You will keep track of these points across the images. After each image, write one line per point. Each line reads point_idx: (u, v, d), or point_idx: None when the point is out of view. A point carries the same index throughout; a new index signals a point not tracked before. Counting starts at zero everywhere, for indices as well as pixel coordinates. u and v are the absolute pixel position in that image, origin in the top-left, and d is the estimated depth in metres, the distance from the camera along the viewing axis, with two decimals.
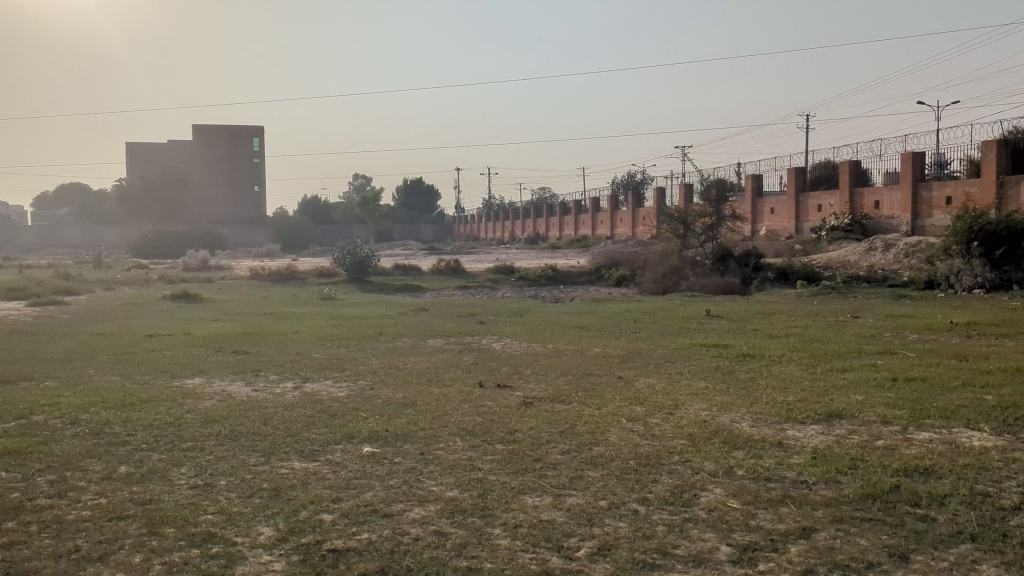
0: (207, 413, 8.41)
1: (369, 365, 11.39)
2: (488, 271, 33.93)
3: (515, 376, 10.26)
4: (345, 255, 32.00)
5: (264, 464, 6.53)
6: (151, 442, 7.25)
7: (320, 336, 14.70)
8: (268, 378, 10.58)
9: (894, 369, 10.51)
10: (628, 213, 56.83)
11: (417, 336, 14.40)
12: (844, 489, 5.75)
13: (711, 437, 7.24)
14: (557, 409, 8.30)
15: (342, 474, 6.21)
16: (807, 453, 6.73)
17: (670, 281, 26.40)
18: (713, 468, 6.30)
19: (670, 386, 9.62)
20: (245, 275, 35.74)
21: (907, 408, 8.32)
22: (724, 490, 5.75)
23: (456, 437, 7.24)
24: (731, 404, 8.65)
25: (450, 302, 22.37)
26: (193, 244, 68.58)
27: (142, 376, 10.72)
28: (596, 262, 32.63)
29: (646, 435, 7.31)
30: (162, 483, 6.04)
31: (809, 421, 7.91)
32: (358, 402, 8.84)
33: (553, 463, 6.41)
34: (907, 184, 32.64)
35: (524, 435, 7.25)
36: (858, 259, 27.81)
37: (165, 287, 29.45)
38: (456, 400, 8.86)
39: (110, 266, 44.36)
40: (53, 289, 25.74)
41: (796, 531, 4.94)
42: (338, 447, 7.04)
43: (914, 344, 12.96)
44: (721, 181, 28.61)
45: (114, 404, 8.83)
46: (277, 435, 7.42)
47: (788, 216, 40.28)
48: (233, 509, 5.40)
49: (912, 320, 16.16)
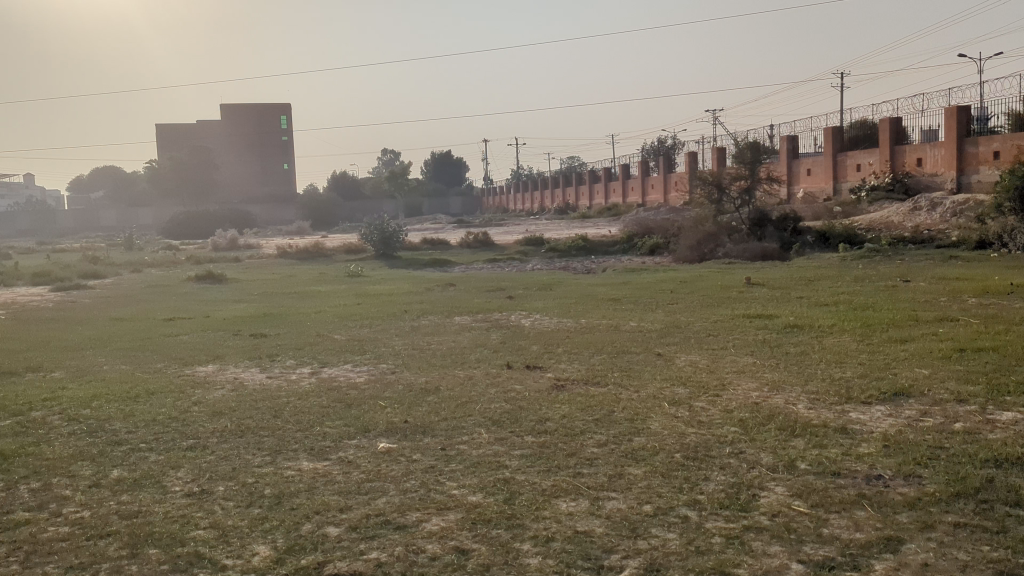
0: (214, 405, 7.81)
1: (391, 347, 10.76)
2: (518, 243, 33.14)
3: (545, 356, 9.54)
4: (371, 230, 31.36)
5: (268, 464, 5.90)
6: (151, 440, 6.66)
7: (341, 316, 14.11)
8: (284, 363, 9.98)
9: (960, 338, 9.64)
10: (659, 178, 55.62)
11: (443, 314, 13.74)
12: (927, 486, 4.98)
13: (765, 423, 6.47)
14: (592, 393, 7.58)
15: (354, 476, 5.55)
16: (877, 441, 5.94)
17: (706, 248, 25.39)
18: (773, 461, 5.54)
19: (714, 364, 8.85)
20: (273, 253, 35.39)
21: (981, 383, 7.50)
22: (787, 489, 5.01)
23: (482, 428, 6.59)
24: (783, 383, 7.88)
25: (479, 276, 21.66)
26: (224, 224, 68.45)
27: (153, 365, 10.16)
28: (628, 230, 31.68)
29: (691, 422, 6.56)
30: (155, 491, 5.43)
31: (874, 401, 7.11)
32: (377, 389, 8.21)
33: (590, 458, 5.70)
34: (952, 140, 31.15)
35: (556, 425, 6.56)
36: (902, 219, 26.62)
37: (194, 268, 29.20)
38: (482, 383, 8.20)
39: (139, 248, 44.22)
40: (79, 273, 25.58)
41: (878, 541, 4.23)
42: (351, 443, 6.38)
43: (975, 309, 12.06)
44: (757, 141, 27.28)
45: (120, 396, 8.28)
46: (288, 430, 6.80)
47: (825, 176, 38.89)
48: (227, 523, 4.77)
49: (967, 283, 15.20)
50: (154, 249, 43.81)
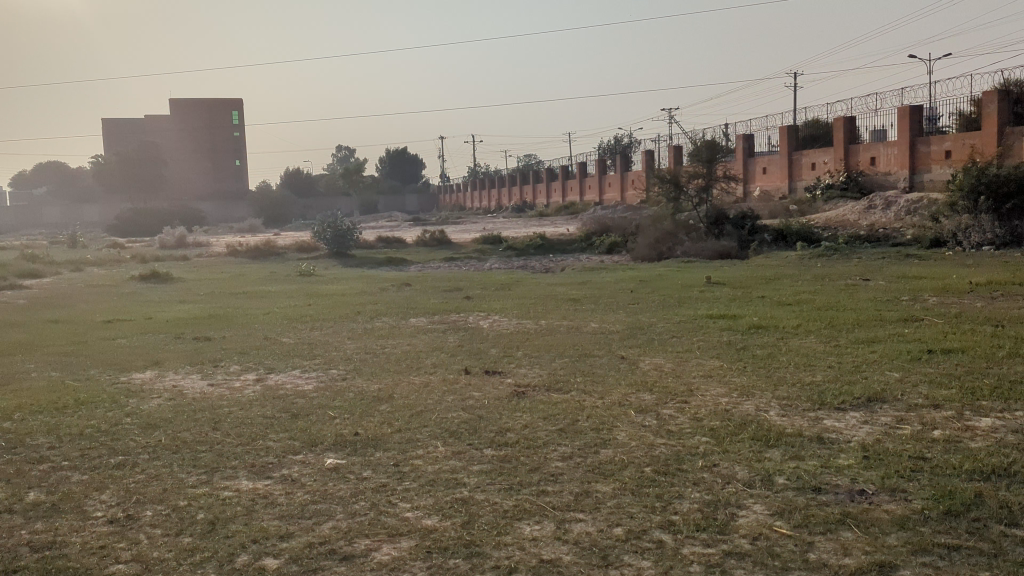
0: (149, 416, 7.25)
1: (343, 351, 10.25)
2: (475, 241, 32.65)
3: (505, 359, 9.13)
4: (325, 228, 30.59)
5: (202, 485, 5.42)
6: (75, 458, 6.12)
7: (291, 318, 13.53)
8: (228, 369, 9.43)
9: (927, 339, 9.43)
10: (616, 177, 55.59)
11: (398, 315, 13.24)
12: (915, 503, 4.64)
13: (738, 432, 6.13)
14: (555, 400, 7.20)
15: (297, 497, 5.08)
16: (855, 451, 5.64)
17: (665, 247, 25.21)
18: (749, 475, 5.20)
19: (681, 367, 8.52)
20: (222, 251, 34.43)
21: (955, 387, 7.25)
22: (766, 507, 4.66)
23: (437, 440, 6.15)
24: (753, 388, 7.56)
25: (436, 275, 21.12)
26: (172, 221, 66.73)
27: (86, 372, 9.53)
28: (586, 228, 31.42)
29: (661, 432, 6.19)
30: (75, 517, 4.93)
31: (847, 407, 6.83)
32: (327, 397, 7.72)
33: (555, 474, 5.30)
34: (905, 139, 31.45)
35: (518, 435, 6.15)
36: (858, 217, 26.73)
37: (137, 267, 28.16)
38: (440, 390, 7.77)
39: (83, 245, 42.83)
40: (15, 271, 24.45)
41: (869, 568, 3.90)
42: (296, 458, 5.90)
43: (938, 309, 11.95)
44: (713, 140, 27.07)
45: (46, 408, 7.66)
46: (227, 445, 6.29)
47: (781, 175, 39.06)
48: (152, 556, 4.30)
49: (927, 282, 15.09)
50: (98, 247, 42.48)
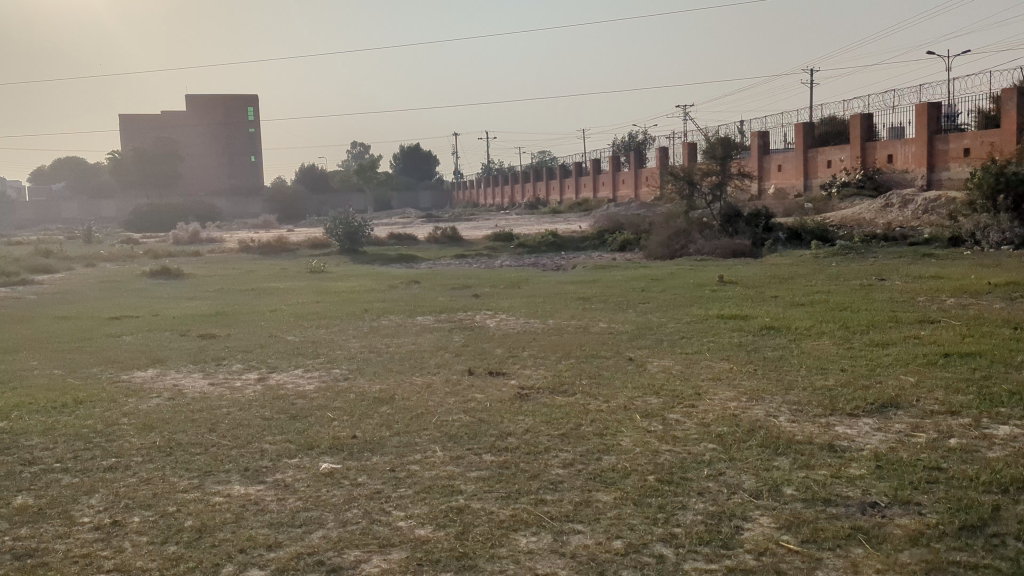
0: (146, 417, 7.13)
1: (347, 350, 10.10)
2: (487, 237, 32.47)
3: (510, 360, 8.96)
4: (337, 224, 30.48)
5: (193, 490, 5.28)
6: (68, 460, 6.00)
7: (297, 315, 13.40)
8: (230, 368, 9.30)
9: (943, 341, 9.19)
10: (630, 173, 55.26)
11: (404, 313, 13.06)
12: (928, 517, 4.44)
13: (746, 439, 5.93)
14: (559, 403, 7.03)
15: (289, 504, 4.94)
16: (867, 460, 5.43)
17: (677, 245, 24.94)
18: (756, 485, 5.01)
19: (689, 370, 8.32)
20: (234, 248, 34.40)
21: (972, 392, 7.02)
22: (773, 520, 4.47)
23: (436, 444, 6.00)
24: (763, 392, 7.35)
25: (446, 273, 20.96)
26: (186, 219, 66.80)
27: (88, 370, 9.42)
28: (599, 225, 31.16)
29: (665, 438, 6.01)
30: (60, 523, 4.80)
31: (860, 413, 6.61)
32: (326, 398, 7.58)
33: (555, 482, 5.12)
34: (923, 137, 31.05)
35: (519, 440, 5.98)
36: (874, 215, 26.37)
37: (151, 263, 28.09)
38: (441, 391, 7.60)
39: (97, 241, 42.97)
40: (27, 267, 24.42)
41: None
42: (292, 462, 5.76)
43: (955, 310, 11.69)
44: (727, 137, 26.73)
45: (44, 407, 7.56)
46: (222, 447, 6.16)
47: (797, 172, 38.67)
48: (136, 566, 4.16)
49: (944, 282, 14.80)
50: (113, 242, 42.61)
